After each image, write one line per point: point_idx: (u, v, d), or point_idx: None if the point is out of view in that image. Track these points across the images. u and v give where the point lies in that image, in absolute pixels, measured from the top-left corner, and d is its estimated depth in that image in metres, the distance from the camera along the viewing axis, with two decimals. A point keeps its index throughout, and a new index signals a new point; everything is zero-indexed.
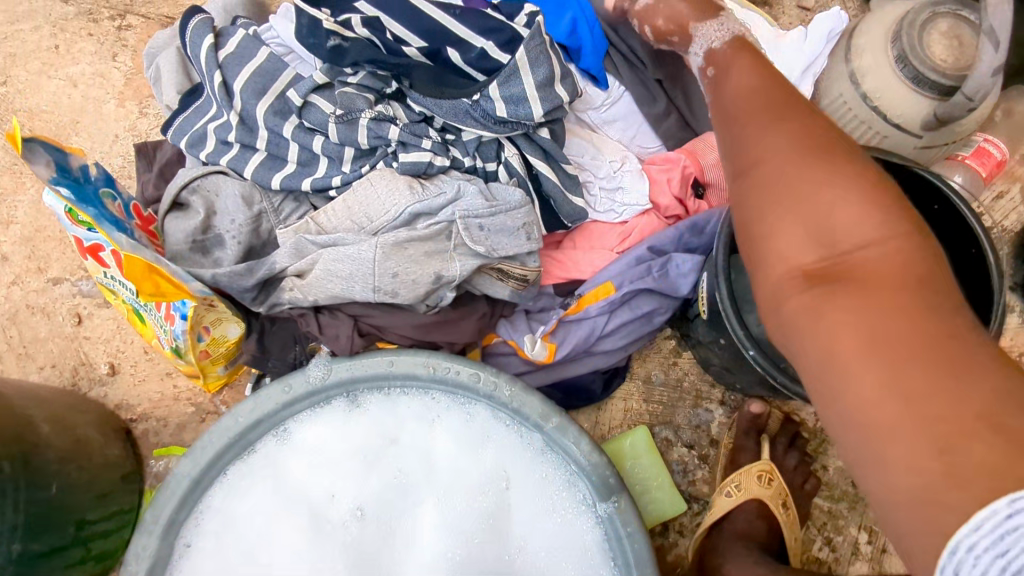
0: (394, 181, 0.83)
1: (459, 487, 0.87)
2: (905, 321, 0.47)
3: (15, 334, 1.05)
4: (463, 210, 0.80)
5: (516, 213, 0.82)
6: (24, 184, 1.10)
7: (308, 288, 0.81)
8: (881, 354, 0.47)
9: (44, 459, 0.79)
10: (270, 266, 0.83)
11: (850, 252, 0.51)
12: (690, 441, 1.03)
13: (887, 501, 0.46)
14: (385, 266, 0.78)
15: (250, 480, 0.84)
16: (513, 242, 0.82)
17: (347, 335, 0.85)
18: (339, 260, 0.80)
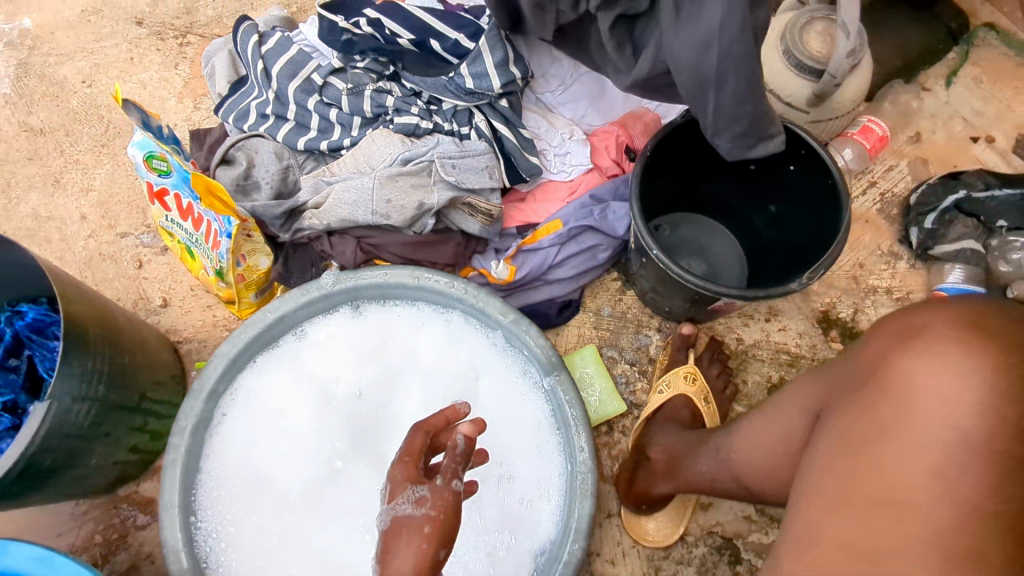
0: (390, 137, 1.09)
1: (440, 376, 1.10)
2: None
3: (89, 275, 1.31)
4: (440, 153, 1.06)
5: (481, 157, 1.08)
6: (101, 160, 1.39)
7: (322, 215, 1.06)
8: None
9: (121, 337, 1.02)
10: (295, 200, 1.09)
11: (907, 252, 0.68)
12: (632, 360, 1.25)
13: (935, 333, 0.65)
14: (381, 193, 1.04)
15: (276, 366, 1.08)
16: (478, 178, 1.07)
17: (352, 251, 1.10)
18: (347, 191, 1.05)
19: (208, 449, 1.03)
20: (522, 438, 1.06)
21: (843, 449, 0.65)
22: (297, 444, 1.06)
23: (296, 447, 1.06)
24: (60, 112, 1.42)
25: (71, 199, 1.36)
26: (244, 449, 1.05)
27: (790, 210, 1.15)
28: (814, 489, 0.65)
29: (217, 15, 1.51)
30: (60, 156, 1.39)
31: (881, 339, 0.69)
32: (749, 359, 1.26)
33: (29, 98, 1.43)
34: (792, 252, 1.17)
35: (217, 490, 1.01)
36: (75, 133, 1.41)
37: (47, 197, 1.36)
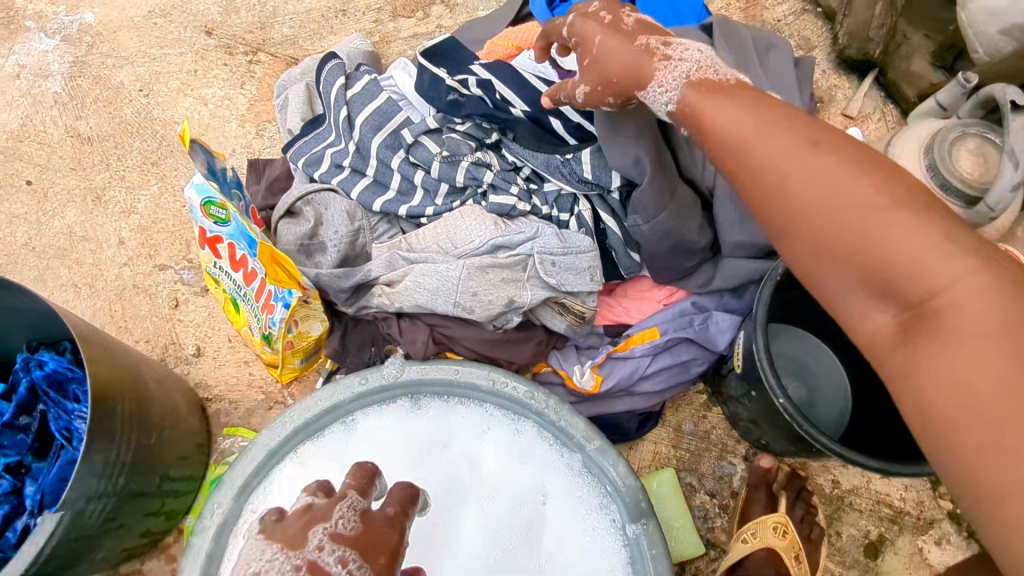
0: (482, 217, 0.95)
1: (504, 494, 0.95)
2: (861, 189, 0.56)
3: (119, 309, 1.18)
4: (541, 247, 0.92)
5: (585, 256, 0.93)
6: (148, 180, 1.26)
7: (395, 296, 0.93)
8: (834, 199, 0.57)
9: (149, 411, 0.88)
10: (365, 273, 0.95)
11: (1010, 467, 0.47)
12: (712, 490, 1.11)
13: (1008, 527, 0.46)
14: (467, 285, 0.90)
15: (317, 461, 0.94)
16: (578, 280, 0.93)
17: (422, 340, 0.96)
18: (428, 275, 0.91)
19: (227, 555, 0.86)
20: None
21: None
22: None
23: None
24: (111, 120, 1.30)
25: (110, 221, 1.23)
26: None
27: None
28: None
29: (292, 34, 1.38)
30: (105, 169, 1.27)
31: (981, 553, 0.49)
32: (845, 508, 1.11)
33: (80, 101, 1.31)
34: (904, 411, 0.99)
35: None
36: (123, 146, 1.28)
37: (85, 214, 1.24)
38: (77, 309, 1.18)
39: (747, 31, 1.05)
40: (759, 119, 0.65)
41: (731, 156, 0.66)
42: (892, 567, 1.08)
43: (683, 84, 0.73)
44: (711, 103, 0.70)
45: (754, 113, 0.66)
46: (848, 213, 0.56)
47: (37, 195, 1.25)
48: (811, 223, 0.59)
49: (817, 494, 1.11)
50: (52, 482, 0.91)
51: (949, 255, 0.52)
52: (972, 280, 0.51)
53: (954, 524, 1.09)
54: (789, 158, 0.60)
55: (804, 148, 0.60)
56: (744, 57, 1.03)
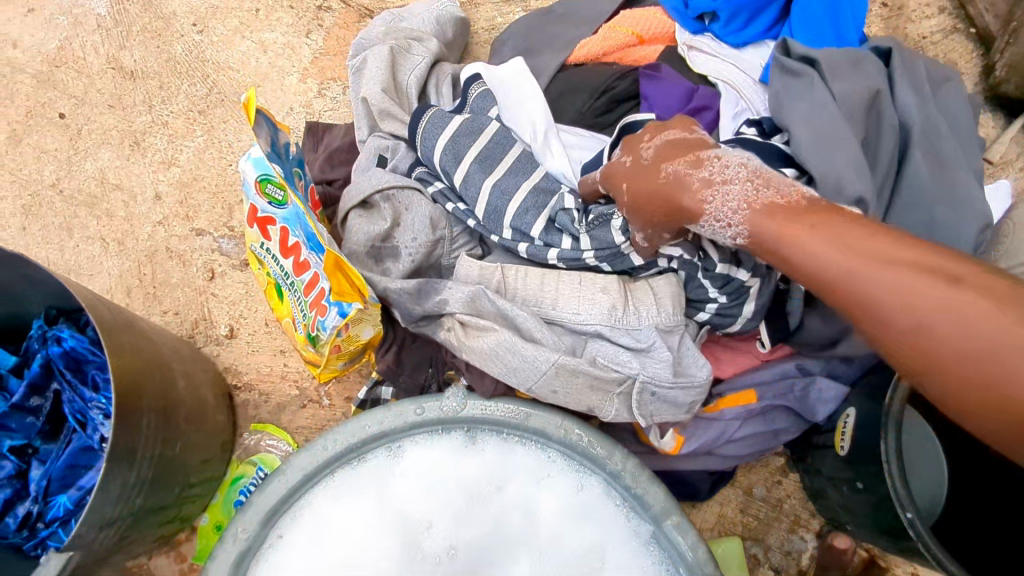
0: (594, 288, 0.85)
1: (560, 556, 0.81)
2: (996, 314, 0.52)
3: (148, 273, 1.06)
4: (649, 375, 0.81)
5: (690, 394, 0.82)
6: (194, 130, 1.13)
7: (467, 348, 0.85)
8: (947, 322, 0.53)
9: (178, 414, 0.77)
10: (440, 303, 0.86)
11: None
12: (778, 566, 1.00)
13: None
14: (550, 384, 0.82)
15: (356, 490, 0.83)
16: (673, 411, 0.84)
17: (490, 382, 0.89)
18: (512, 353, 0.82)
19: None
20: None
21: None
22: None
23: None
24: (159, 56, 1.16)
25: (148, 171, 1.11)
26: None
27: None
28: None
29: None
30: (146, 112, 1.13)
31: None
32: None
33: (126, 30, 1.17)
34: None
35: None
36: (170, 88, 1.15)
37: (121, 161, 1.11)
38: (103, 266, 1.06)
39: (920, 60, 0.89)
40: (843, 245, 0.59)
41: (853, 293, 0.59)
42: None
43: (743, 216, 0.66)
44: (803, 232, 0.62)
45: (865, 233, 0.59)
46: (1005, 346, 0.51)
47: (70, 131, 1.12)
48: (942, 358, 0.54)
49: None
50: (60, 469, 0.80)
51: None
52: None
53: None
54: (916, 287, 0.55)
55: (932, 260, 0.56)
56: (922, 94, 0.85)
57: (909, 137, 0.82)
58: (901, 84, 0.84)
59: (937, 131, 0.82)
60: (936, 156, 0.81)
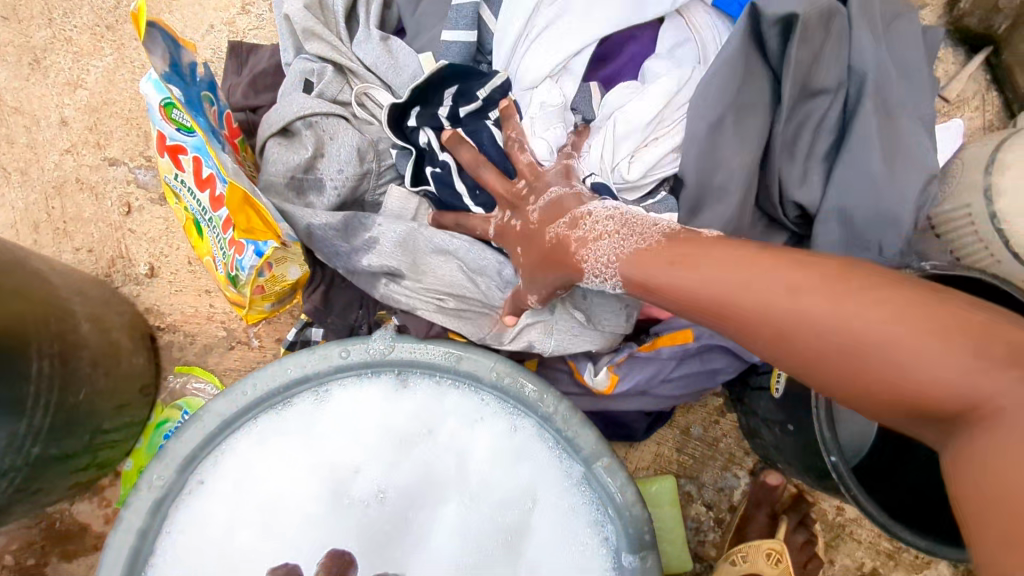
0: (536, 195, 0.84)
1: (489, 496, 0.82)
2: (881, 318, 0.47)
3: (57, 207, 0.98)
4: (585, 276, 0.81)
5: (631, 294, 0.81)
6: (102, 49, 1.03)
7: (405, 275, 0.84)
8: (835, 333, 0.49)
9: (80, 360, 0.73)
10: (371, 236, 0.83)
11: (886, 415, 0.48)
12: (710, 501, 1.03)
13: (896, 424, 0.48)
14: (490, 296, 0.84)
15: (280, 435, 0.81)
16: (615, 319, 0.83)
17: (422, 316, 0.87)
18: (448, 270, 0.84)
19: (170, 526, 0.77)
20: None
21: None
22: (284, 543, 0.78)
23: (282, 547, 0.78)
24: None
25: (52, 93, 1.01)
26: (215, 540, 0.77)
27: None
28: None
29: None
30: (46, 26, 1.02)
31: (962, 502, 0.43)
32: (844, 536, 1.03)
33: None
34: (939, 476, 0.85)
35: None
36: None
37: (19, 81, 1.01)
38: (5, 199, 0.98)
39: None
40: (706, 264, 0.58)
41: (729, 312, 0.56)
42: None
43: (617, 269, 0.66)
44: (662, 267, 0.62)
45: (729, 263, 0.57)
46: (885, 355, 0.46)
47: None
48: (828, 378, 0.50)
49: (820, 520, 1.03)
50: None
51: (953, 360, 0.43)
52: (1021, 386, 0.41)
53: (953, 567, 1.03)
54: (798, 311, 0.51)
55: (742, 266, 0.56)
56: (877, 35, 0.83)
57: (861, 83, 0.81)
58: (859, 25, 0.81)
59: (890, 78, 0.81)
60: (885, 111, 0.80)
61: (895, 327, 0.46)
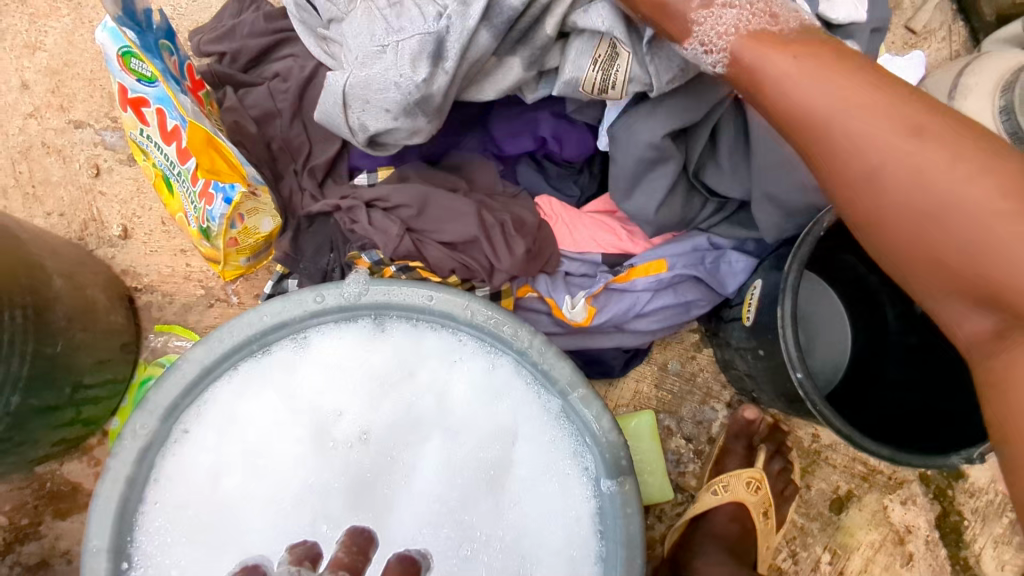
0: None
1: (471, 433, 0.84)
2: (962, 177, 0.50)
3: (25, 171, 0.98)
4: None
5: None
6: (58, 10, 1.01)
7: None
8: (921, 183, 0.52)
9: (55, 314, 0.73)
10: None
11: (894, 182, 0.53)
12: (689, 434, 1.05)
13: (893, 190, 0.53)
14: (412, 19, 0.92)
15: (263, 382, 0.82)
16: None
17: (396, 234, 0.86)
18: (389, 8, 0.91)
19: (156, 475, 0.78)
20: (553, 536, 0.81)
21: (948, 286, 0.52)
22: (274, 485, 0.80)
23: (270, 489, 0.80)
24: None
25: (11, 57, 1.00)
26: (203, 487, 0.79)
27: (935, 335, 0.87)
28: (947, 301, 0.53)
29: None
30: None
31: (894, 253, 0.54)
32: (820, 462, 1.07)
33: None
34: (909, 389, 0.90)
35: (159, 537, 0.77)
36: None
37: None
38: None
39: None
40: (824, 77, 0.56)
41: (776, 91, 0.59)
42: (855, 522, 1.06)
43: (728, 42, 0.61)
44: (782, 58, 0.58)
45: (839, 67, 0.57)
46: (954, 210, 0.50)
47: None
48: (892, 211, 0.53)
49: (796, 447, 1.07)
50: None
51: (981, 188, 0.49)
52: (957, 159, 0.51)
53: (923, 486, 1.07)
54: (877, 136, 0.54)
55: (845, 77, 0.56)
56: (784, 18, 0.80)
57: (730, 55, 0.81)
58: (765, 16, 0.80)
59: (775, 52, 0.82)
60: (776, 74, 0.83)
61: (990, 196, 0.49)
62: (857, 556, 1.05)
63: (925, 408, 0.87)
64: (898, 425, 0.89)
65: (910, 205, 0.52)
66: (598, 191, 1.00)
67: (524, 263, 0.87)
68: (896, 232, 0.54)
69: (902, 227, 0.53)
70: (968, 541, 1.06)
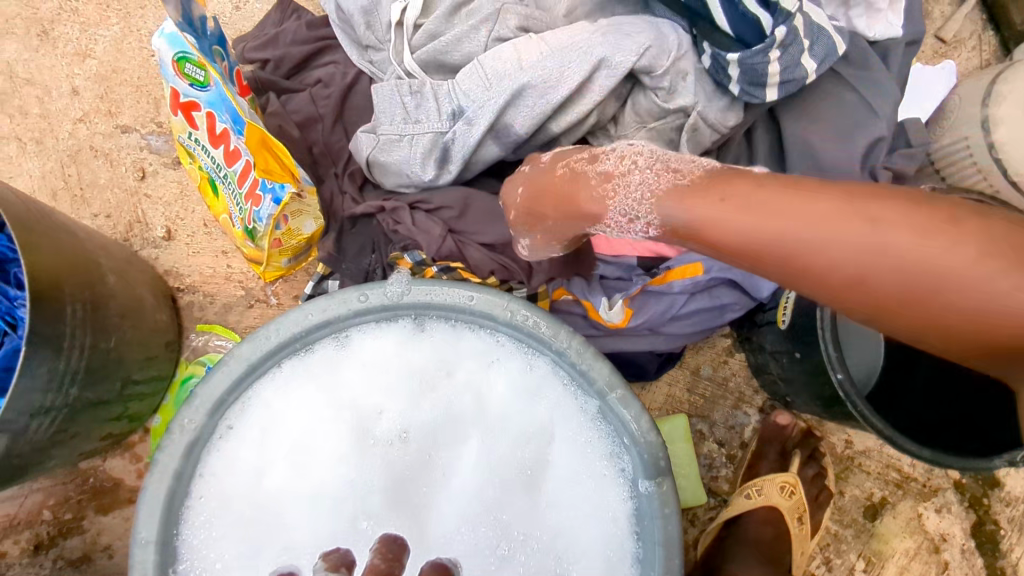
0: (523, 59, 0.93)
1: (509, 433, 0.85)
2: (910, 240, 0.52)
3: (74, 174, 1.01)
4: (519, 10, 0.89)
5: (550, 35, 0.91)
6: (108, 19, 1.04)
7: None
8: (874, 262, 0.53)
9: (109, 310, 0.75)
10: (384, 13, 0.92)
11: (845, 267, 0.55)
12: (721, 439, 1.06)
13: (847, 273, 0.55)
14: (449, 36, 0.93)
15: (306, 379, 0.84)
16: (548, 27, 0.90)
17: (439, 235, 0.88)
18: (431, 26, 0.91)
19: (201, 471, 0.80)
20: (589, 536, 0.81)
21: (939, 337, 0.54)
22: (314, 482, 0.82)
23: (311, 486, 0.81)
24: None
25: (62, 64, 1.03)
26: (246, 484, 0.80)
27: None
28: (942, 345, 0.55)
29: None
30: None
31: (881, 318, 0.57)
32: (853, 468, 1.07)
33: None
34: (943, 396, 0.90)
35: (203, 531, 0.78)
36: None
37: (29, 53, 1.03)
38: (22, 168, 1.00)
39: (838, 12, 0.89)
40: (733, 204, 0.60)
41: (699, 213, 0.62)
42: (889, 530, 1.05)
43: (648, 206, 0.66)
44: (710, 205, 0.61)
45: (747, 186, 0.60)
46: (915, 280, 0.52)
47: None
48: (866, 302, 0.55)
49: (829, 453, 1.06)
50: None
51: (976, 269, 0.50)
52: (889, 223, 0.53)
53: (959, 494, 1.06)
54: (845, 239, 0.54)
55: (762, 185, 0.59)
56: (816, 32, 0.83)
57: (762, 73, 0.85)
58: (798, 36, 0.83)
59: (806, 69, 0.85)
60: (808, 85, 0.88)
61: (945, 253, 0.50)
62: (892, 564, 1.04)
63: (965, 419, 0.87)
64: (934, 430, 0.89)
65: (870, 281, 0.54)
66: None
67: (555, 273, 0.88)
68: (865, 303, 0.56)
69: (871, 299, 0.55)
70: (1006, 550, 1.05)
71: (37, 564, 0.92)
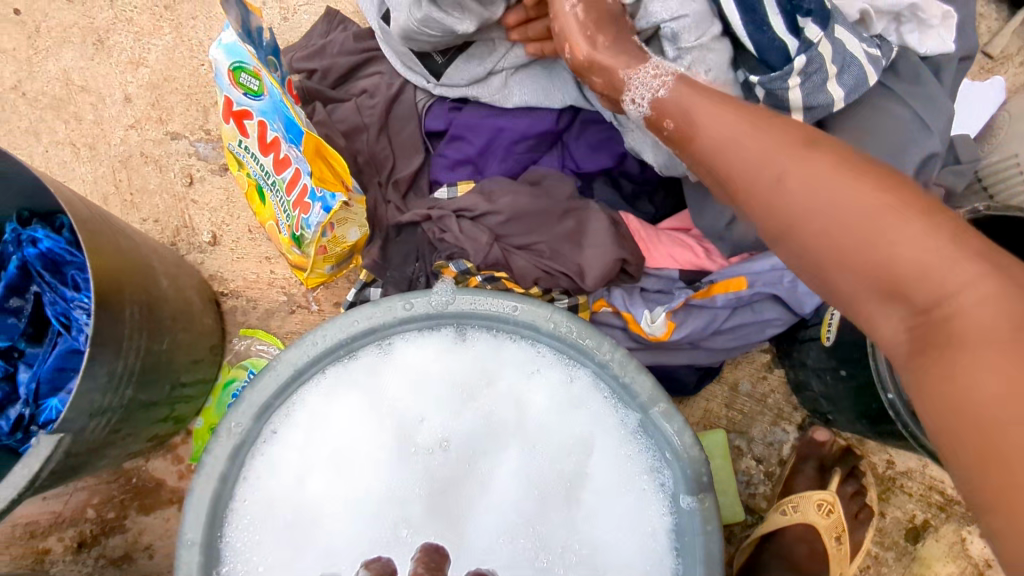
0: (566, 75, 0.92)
1: (549, 445, 0.85)
2: (868, 192, 0.53)
3: (124, 179, 1.03)
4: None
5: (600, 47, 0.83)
6: (161, 29, 1.07)
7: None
8: (831, 198, 0.54)
9: (162, 313, 0.77)
10: None
11: (812, 198, 0.55)
12: (760, 456, 1.04)
13: (811, 208, 0.55)
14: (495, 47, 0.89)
15: (348, 386, 0.85)
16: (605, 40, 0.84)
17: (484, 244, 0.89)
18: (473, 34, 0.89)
19: (245, 474, 0.80)
20: (627, 550, 0.80)
21: (870, 294, 0.52)
22: (354, 488, 0.82)
23: (352, 492, 0.82)
24: None
25: (116, 72, 1.06)
26: (290, 488, 0.81)
27: None
28: (869, 311, 0.53)
29: None
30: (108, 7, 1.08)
31: (828, 270, 0.55)
32: (894, 489, 1.05)
33: None
34: None
35: (247, 534, 0.79)
36: None
37: (85, 61, 1.06)
38: (75, 173, 1.03)
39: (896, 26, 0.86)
40: (724, 112, 0.65)
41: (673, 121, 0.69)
42: (932, 553, 1.03)
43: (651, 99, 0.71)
44: (700, 100, 0.67)
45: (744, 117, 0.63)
46: (864, 224, 0.52)
47: (28, 29, 1.07)
48: (814, 247, 0.55)
49: (870, 473, 1.05)
50: (48, 372, 0.82)
51: (925, 243, 0.49)
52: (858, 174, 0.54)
53: None
54: (835, 188, 0.54)
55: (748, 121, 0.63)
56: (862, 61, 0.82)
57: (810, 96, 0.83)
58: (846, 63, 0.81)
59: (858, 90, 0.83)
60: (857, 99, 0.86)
61: (895, 208, 0.51)
62: None
63: None
64: None
65: (817, 216, 0.55)
66: (673, 210, 1.02)
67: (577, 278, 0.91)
68: (811, 247, 0.56)
69: (814, 238, 0.55)
70: None
71: (80, 561, 0.94)
